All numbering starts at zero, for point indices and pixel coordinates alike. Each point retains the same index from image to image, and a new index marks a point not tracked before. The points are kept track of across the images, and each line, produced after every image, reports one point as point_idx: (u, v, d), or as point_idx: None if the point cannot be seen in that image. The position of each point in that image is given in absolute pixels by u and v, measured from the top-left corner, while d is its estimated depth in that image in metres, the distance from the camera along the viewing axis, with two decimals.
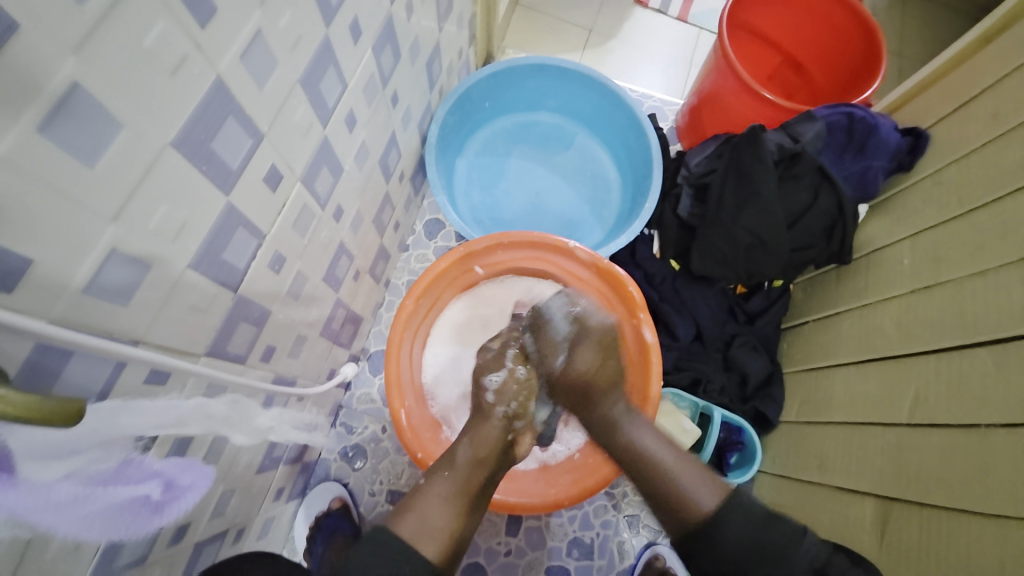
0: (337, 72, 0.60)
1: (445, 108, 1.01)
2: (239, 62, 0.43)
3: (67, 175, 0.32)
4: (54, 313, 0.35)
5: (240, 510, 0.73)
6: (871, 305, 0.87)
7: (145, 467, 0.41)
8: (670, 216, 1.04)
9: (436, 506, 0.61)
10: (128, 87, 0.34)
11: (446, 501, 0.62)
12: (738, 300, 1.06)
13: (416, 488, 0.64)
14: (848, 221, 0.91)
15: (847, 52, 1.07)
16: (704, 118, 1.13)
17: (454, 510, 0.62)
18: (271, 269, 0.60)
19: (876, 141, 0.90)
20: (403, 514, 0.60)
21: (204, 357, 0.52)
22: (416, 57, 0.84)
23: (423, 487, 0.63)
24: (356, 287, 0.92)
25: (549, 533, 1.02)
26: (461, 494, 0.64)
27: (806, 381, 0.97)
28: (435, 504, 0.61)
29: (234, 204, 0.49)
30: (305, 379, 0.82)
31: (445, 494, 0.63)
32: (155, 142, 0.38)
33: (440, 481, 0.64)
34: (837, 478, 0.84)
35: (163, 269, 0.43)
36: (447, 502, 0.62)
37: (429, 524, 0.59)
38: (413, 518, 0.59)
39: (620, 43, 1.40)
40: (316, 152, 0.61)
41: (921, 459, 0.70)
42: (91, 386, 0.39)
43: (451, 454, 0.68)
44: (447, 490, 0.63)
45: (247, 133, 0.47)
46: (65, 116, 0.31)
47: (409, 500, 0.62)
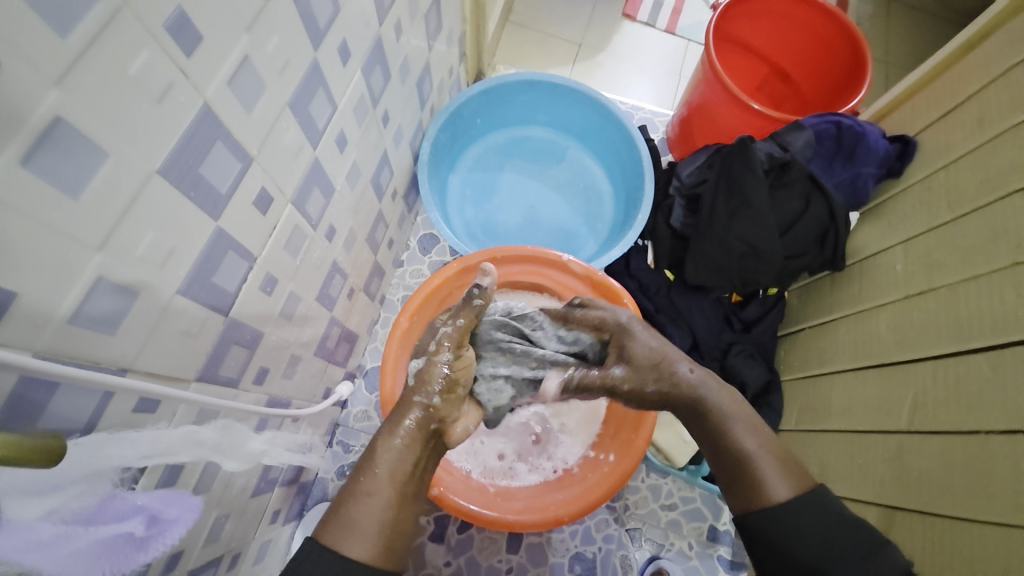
0: (326, 94, 0.60)
1: (437, 125, 1.02)
2: (227, 88, 0.43)
3: (52, 207, 0.32)
4: (39, 345, 0.35)
5: (235, 536, 0.72)
6: (866, 310, 0.87)
7: (129, 502, 0.39)
8: (663, 226, 1.04)
9: (367, 506, 0.53)
10: (113, 117, 0.34)
11: (377, 499, 0.54)
12: (733, 309, 1.06)
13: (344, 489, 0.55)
14: (840, 228, 0.91)
15: (833, 61, 1.09)
16: (694, 128, 1.14)
17: (386, 511, 0.53)
18: (263, 291, 0.59)
19: (864, 148, 0.90)
20: (333, 521, 0.52)
21: (194, 382, 0.52)
22: (406, 76, 0.85)
23: (355, 487, 0.54)
24: (350, 305, 0.92)
25: (550, 549, 1.01)
26: (391, 488, 0.55)
27: (805, 389, 0.96)
28: (363, 504, 0.53)
29: (223, 228, 0.49)
30: (300, 400, 0.81)
31: (372, 491, 0.54)
32: (141, 170, 0.38)
33: (371, 479, 0.55)
34: (839, 487, 0.83)
35: (152, 296, 0.43)
36: (376, 502, 0.53)
37: (354, 527, 0.51)
38: (342, 524, 0.52)
39: (609, 57, 1.42)
40: (307, 173, 0.61)
41: (922, 466, 0.70)
42: (77, 417, 0.39)
43: (372, 448, 0.57)
44: (375, 487, 0.54)
45: (236, 157, 0.47)
46: (49, 148, 0.31)
47: (338, 505, 0.53)
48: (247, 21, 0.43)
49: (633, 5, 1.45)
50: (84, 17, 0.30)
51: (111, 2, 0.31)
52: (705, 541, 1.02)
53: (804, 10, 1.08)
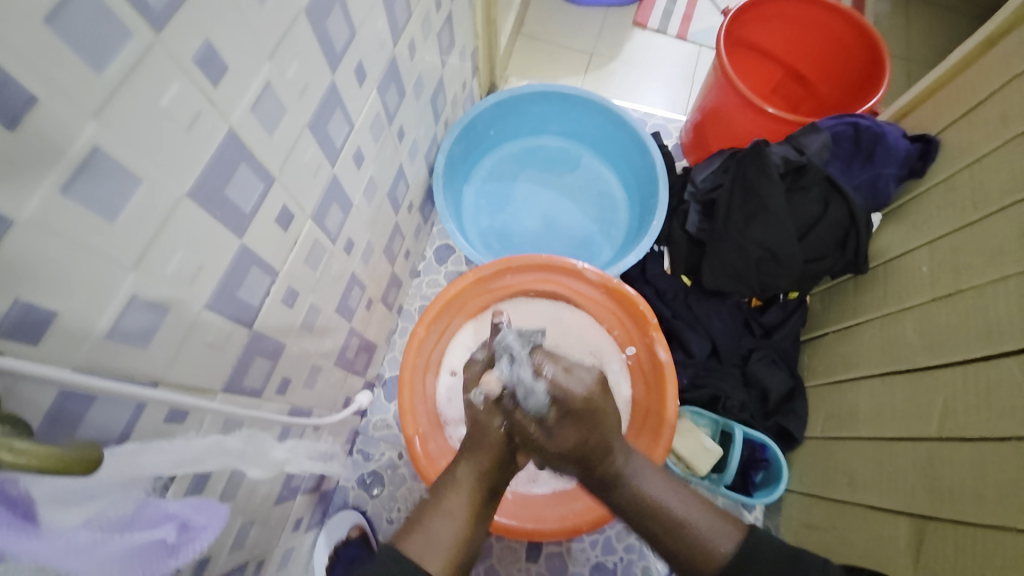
0: (343, 114, 0.62)
1: (451, 138, 1.04)
2: (250, 114, 0.46)
3: (90, 230, 0.35)
4: (78, 359, 0.37)
5: (260, 542, 0.74)
6: (892, 314, 0.84)
7: (159, 509, 0.40)
8: (678, 231, 1.04)
9: (442, 524, 0.61)
10: (147, 146, 0.37)
11: (453, 518, 0.61)
12: (753, 314, 1.04)
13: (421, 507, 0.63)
14: (861, 230, 0.89)
15: (849, 62, 1.07)
16: (708, 134, 1.14)
17: (463, 529, 0.61)
18: (285, 303, 0.62)
19: (884, 149, 0.88)
20: (411, 532, 0.60)
21: (221, 393, 0.54)
22: (420, 92, 0.87)
23: (436, 502, 0.63)
24: (369, 316, 0.94)
25: (570, 559, 1.00)
26: (466, 510, 0.63)
27: (831, 396, 0.94)
28: (437, 523, 0.61)
29: (247, 245, 0.51)
30: (321, 409, 0.83)
31: (451, 511, 0.62)
32: (172, 193, 0.40)
33: (454, 499, 0.63)
34: (868, 497, 0.80)
35: (181, 311, 0.45)
36: (449, 520, 0.61)
37: (433, 544, 0.59)
38: (420, 537, 0.59)
39: (621, 65, 1.42)
40: (326, 189, 0.64)
41: (954, 475, 0.67)
42: (112, 427, 0.41)
43: (453, 468, 0.66)
44: (451, 505, 0.62)
45: (259, 177, 0.50)
46: (87, 176, 0.33)
47: (417, 518, 0.61)
48: (269, 49, 0.45)
49: (643, 13, 1.46)
50: (118, 53, 0.32)
51: (143, 40, 0.34)
52: None
53: (819, 11, 1.07)
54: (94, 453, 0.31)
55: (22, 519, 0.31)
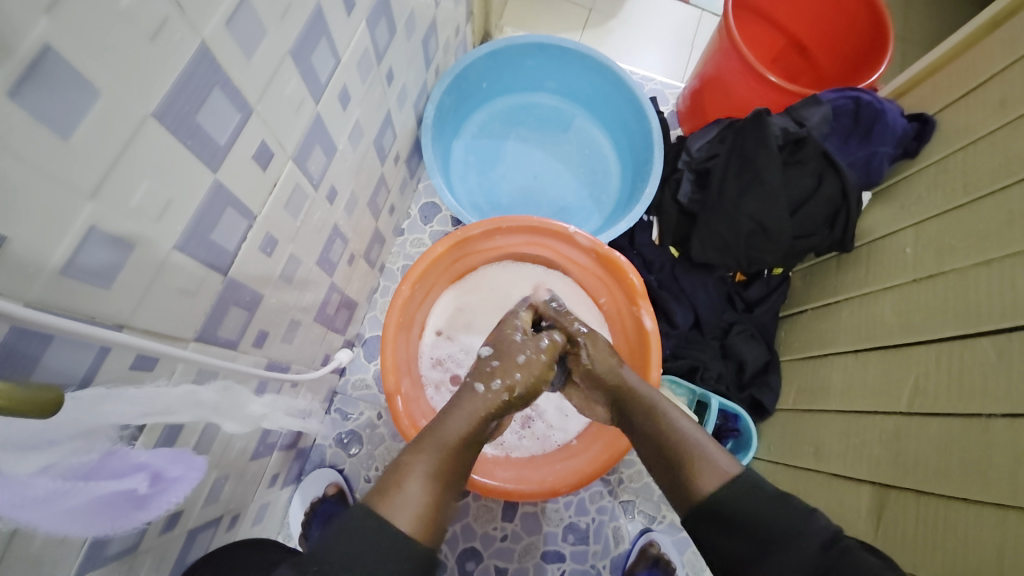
0: (329, 45, 0.57)
1: (443, 88, 0.99)
2: (225, 29, 0.40)
3: (42, 147, 0.30)
4: (31, 294, 0.33)
5: (235, 497, 0.72)
6: (871, 293, 0.86)
7: (130, 460, 0.39)
8: (669, 201, 1.02)
9: (417, 486, 0.54)
10: (104, 53, 0.32)
11: (426, 480, 0.55)
12: (737, 288, 1.05)
13: (395, 467, 0.57)
14: (852, 208, 0.89)
15: (853, 35, 1.05)
16: (705, 102, 1.11)
17: (432, 482, 0.56)
18: (263, 252, 0.58)
19: (882, 127, 0.87)
20: (387, 494, 0.53)
21: (193, 342, 0.50)
22: (412, 32, 0.81)
23: (406, 464, 0.56)
24: (351, 272, 0.90)
25: (544, 518, 1.03)
26: (443, 467, 0.57)
27: (804, 370, 0.96)
28: (416, 483, 0.55)
29: (222, 181, 0.46)
30: (300, 365, 0.80)
31: (427, 474, 0.56)
32: (136, 113, 0.35)
33: (422, 449, 0.58)
34: (832, 466, 0.84)
35: (148, 250, 0.41)
36: (427, 481, 0.55)
37: (410, 507, 0.52)
38: (396, 497, 0.53)
39: (620, 23, 1.36)
40: (308, 128, 0.59)
41: (920, 448, 0.70)
42: (73, 371, 0.37)
43: (441, 422, 0.61)
44: (426, 469, 0.56)
45: (235, 107, 0.45)
46: (35, 80, 0.29)
47: (393, 480, 0.54)
48: None
49: None
50: None
51: None
52: None
53: None
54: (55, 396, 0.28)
55: None
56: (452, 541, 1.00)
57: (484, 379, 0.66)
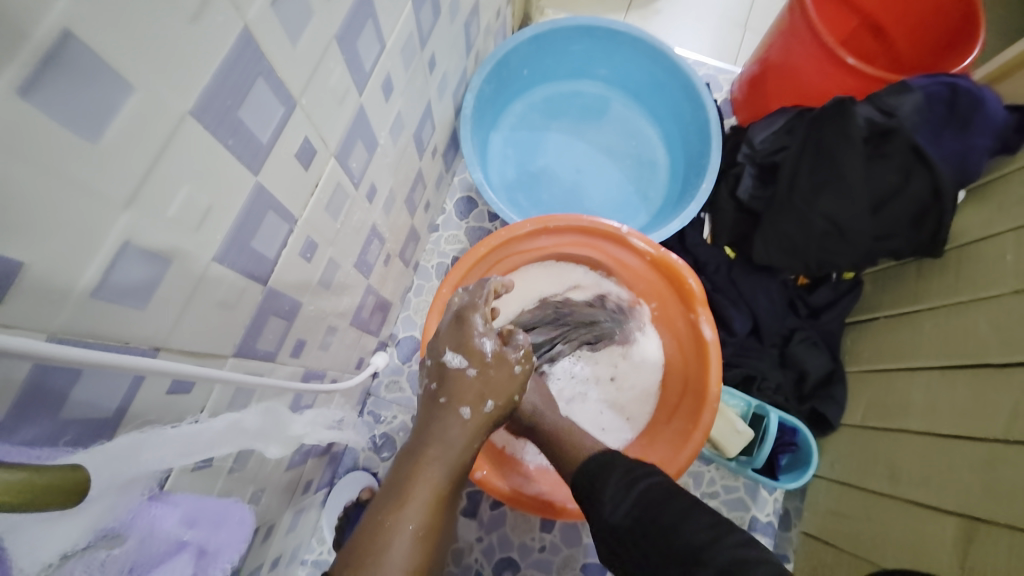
0: (375, 29, 0.51)
1: (483, 75, 0.92)
2: (270, 10, 0.35)
3: (66, 151, 0.25)
4: (59, 322, 0.28)
5: (269, 508, 0.69)
6: (961, 305, 0.76)
7: (175, 534, 0.35)
8: (726, 198, 0.96)
9: (399, 540, 0.48)
10: (136, 38, 0.27)
11: (409, 532, 0.49)
12: (799, 292, 0.97)
13: (377, 516, 0.50)
14: (947, 209, 0.77)
15: (940, 14, 0.94)
16: (768, 87, 1.01)
17: (420, 539, 0.49)
18: (303, 257, 0.53)
19: (982, 117, 0.77)
20: (367, 555, 0.47)
21: (231, 358, 0.46)
22: (455, 14, 0.74)
23: (394, 513, 0.50)
24: (386, 272, 0.86)
25: (584, 530, 0.98)
26: (429, 511, 0.51)
27: (876, 384, 0.88)
28: (400, 538, 0.48)
29: (263, 183, 0.42)
30: (335, 371, 0.76)
31: (417, 524, 0.49)
32: (172, 110, 0.30)
33: (410, 495, 0.51)
34: (911, 493, 0.76)
35: (186, 264, 0.36)
36: (415, 532, 0.49)
37: (388, 564, 0.46)
38: (371, 554, 0.47)
39: (668, 3, 1.27)
40: (351, 122, 0.53)
41: (1021, 483, 0.62)
42: (107, 402, 0.33)
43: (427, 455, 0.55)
44: (411, 502, 0.51)
45: (279, 100, 0.40)
46: (56, 74, 0.24)
47: (374, 533, 0.48)
48: None
49: None
50: None
51: None
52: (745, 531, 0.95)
53: None
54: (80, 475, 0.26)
55: None
56: (488, 550, 0.97)
57: (469, 401, 0.58)
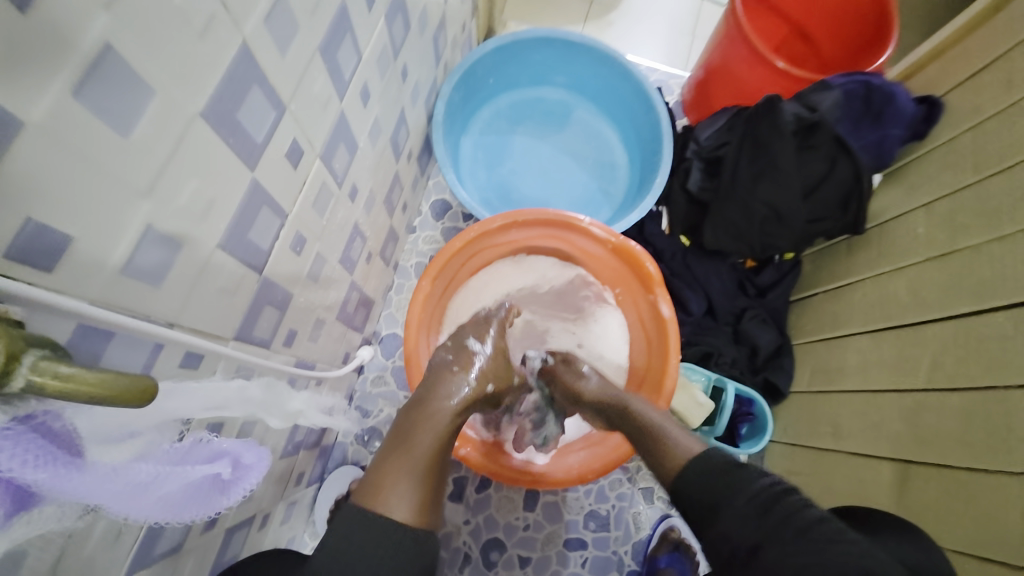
0: (353, 42, 0.57)
1: (452, 84, 0.99)
2: (264, 26, 0.41)
3: (104, 145, 0.30)
4: (93, 294, 0.33)
5: (265, 496, 0.72)
6: (884, 274, 0.87)
7: (210, 445, 0.39)
8: (679, 190, 1.04)
9: (403, 479, 0.55)
10: (159, 49, 0.32)
11: (411, 473, 0.55)
12: (748, 274, 1.06)
13: (381, 461, 0.57)
14: (865, 191, 0.88)
15: (858, 21, 1.06)
16: (712, 90, 1.11)
17: (429, 468, 0.57)
18: (293, 250, 0.58)
19: (893, 110, 0.87)
20: (376, 493, 0.53)
21: (233, 340, 0.51)
22: (424, 28, 0.81)
23: (395, 459, 0.56)
24: (368, 270, 0.91)
25: (565, 507, 1.04)
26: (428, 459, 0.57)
27: (818, 352, 0.97)
28: (404, 477, 0.55)
29: (258, 179, 0.47)
30: (324, 363, 0.81)
31: (418, 463, 0.56)
32: (186, 111, 0.35)
33: (413, 443, 0.58)
34: (851, 444, 0.85)
35: (194, 249, 0.41)
36: (415, 474, 0.56)
37: (393, 495, 0.53)
38: (376, 487, 0.54)
39: (622, 15, 1.37)
40: (334, 127, 0.59)
41: (940, 422, 0.71)
42: (130, 369, 0.37)
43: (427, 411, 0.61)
44: (412, 447, 0.58)
45: (271, 105, 0.45)
46: (98, 79, 0.28)
47: (381, 473, 0.55)
48: None
49: None
50: None
51: None
52: None
53: None
54: (148, 381, 0.27)
55: (67, 453, 0.29)
56: (475, 532, 1.01)
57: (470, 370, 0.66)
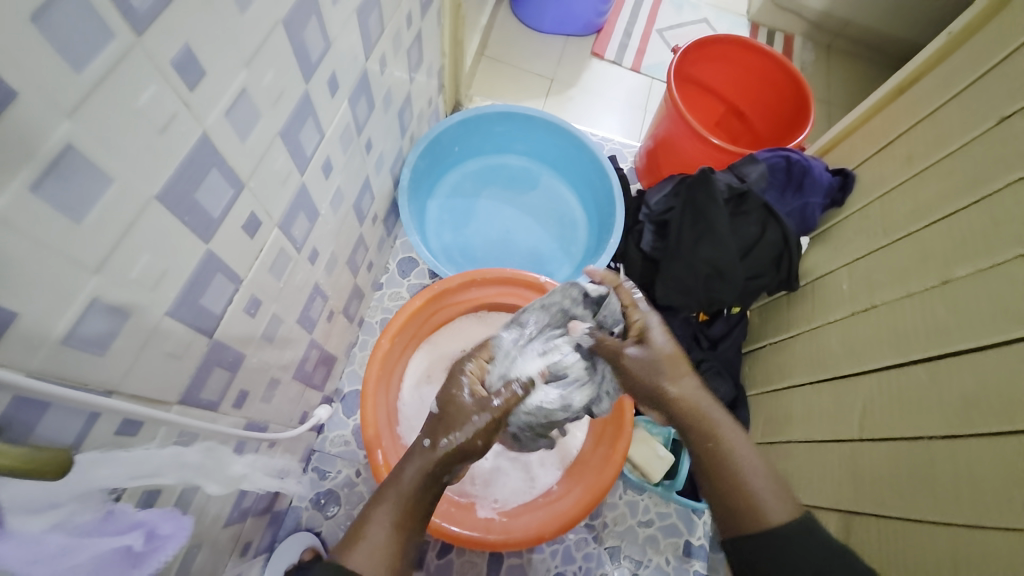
0: (315, 123, 0.63)
1: (418, 153, 1.06)
2: (225, 118, 0.45)
3: (57, 231, 0.33)
4: (33, 366, 0.35)
5: (206, 567, 0.69)
6: (818, 328, 0.94)
7: (129, 517, 0.41)
8: (634, 250, 1.10)
9: (382, 534, 0.57)
10: (118, 145, 0.36)
11: (388, 529, 0.57)
12: (701, 327, 1.11)
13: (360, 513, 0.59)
14: (793, 252, 0.99)
15: (781, 103, 1.20)
16: (660, 160, 1.22)
17: (397, 531, 0.57)
18: (247, 312, 0.60)
19: (812, 180, 0.98)
20: (354, 544, 0.56)
21: (176, 405, 0.51)
22: (389, 106, 0.88)
23: (371, 513, 0.58)
24: (330, 328, 0.92)
25: (530, 571, 1.01)
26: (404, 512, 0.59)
27: (768, 403, 1.01)
28: (382, 530, 0.57)
29: (213, 250, 0.50)
30: (277, 424, 0.80)
31: (393, 522, 0.58)
32: (142, 194, 0.39)
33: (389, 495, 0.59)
34: (802, 495, 0.87)
35: (141, 318, 0.43)
36: (392, 527, 0.57)
37: (377, 552, 0.55)
38: (362, 547, 0.56)
39: (580, 91, 1.50)
40: (293, 197, 0.63)
41: (875, 471, 0.75)
42: (63, 438, 0.38)
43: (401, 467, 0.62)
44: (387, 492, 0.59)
45: (229, 183, 0.49)
46: (57, 174, 0.32)
47: (360, 529, 0.57)
48: (247, 56, 0.45)
49: (600, 44, 1.56)
50: (99, 55, 0.32)
51: (125, 40, 0.33)
52: (681, 555, 1.04)
53: (757, 57, 1.19)
54: (66, 454, 0.32)
55: None
56: None
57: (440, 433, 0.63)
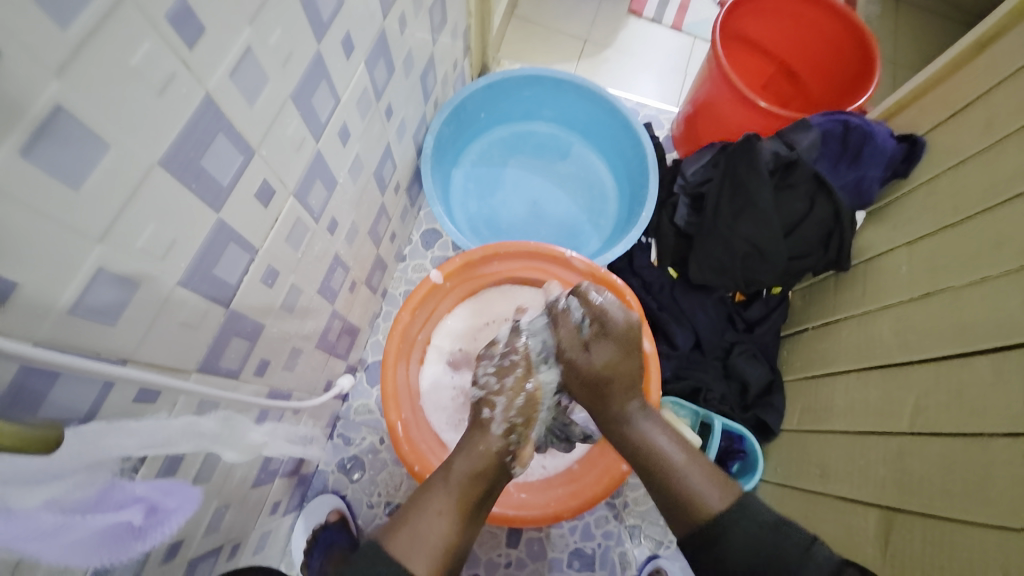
0: (329, 87, 0.60)
1: (441, 119, 1.02)
2: (229, 80, 0.43)
3: (53, 198, 0.33)
4: (39, 334, 0.35)
5: (235, 525, 0.73)
6: (869, 313, 0.86)
7: (125, 492, 0.41)
8: (667, 224, 1.04)
9: (432, 524, 0.62)
10: (113, 107, 0.34)
11: (443, 518, 0.63)
12: (737, 308, 1.05)
13: (410, 504, 0.64)
14: (845, 229, 0.90)
15: (841, 60, 1.08)
16: (699, 126, 1.14)
17: (450, 530, 0.62)
18: (264, 283, 0.60)
19: (872, 148, 0.88)
20: (396, 532, 0.61)
21: (195, 374, 0.52)
22: (410, 70, 0.84)
23: (419, 501, 0.64)
24: (352, 299, 0.92)
25: (549, 544, 1.01)
26: (456, 509, 0.64)
27: (807, 390, 0.95)
28: (428, 521, 0.62)
29: (225, 219, 0.49)
30: (301, 392, 0.82)
31: (441, 510, 0.63)
32: (142, 161, 0.38)
33: (438, 497, 0.64)
34: (838, 488, 0.82)
35: (152, 287, 0.43)
36: (442, 518, 0.62)
37: (421, 542, 0.60)
38: (406, 535, 0.60)
39: (615, 53, 1.40)
40: (309, 166, 0.61)
41: (923, 469, 0.69)
42: (77, 406, 0.39)
43: (447, 469, 0.68)
44: (442, 506, 0.63)
45: (237, 150, 0.47)
46: (49, 138, 0.31)
47: (406, 516, 0.62)
48: (250, 13, 0.43)
49: (639, 0, 1.44)
50: (85, 8, 0.30)
51: None
52: None
53: (814, 8, 1.07)
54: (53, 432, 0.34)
55: None
56: None
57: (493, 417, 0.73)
